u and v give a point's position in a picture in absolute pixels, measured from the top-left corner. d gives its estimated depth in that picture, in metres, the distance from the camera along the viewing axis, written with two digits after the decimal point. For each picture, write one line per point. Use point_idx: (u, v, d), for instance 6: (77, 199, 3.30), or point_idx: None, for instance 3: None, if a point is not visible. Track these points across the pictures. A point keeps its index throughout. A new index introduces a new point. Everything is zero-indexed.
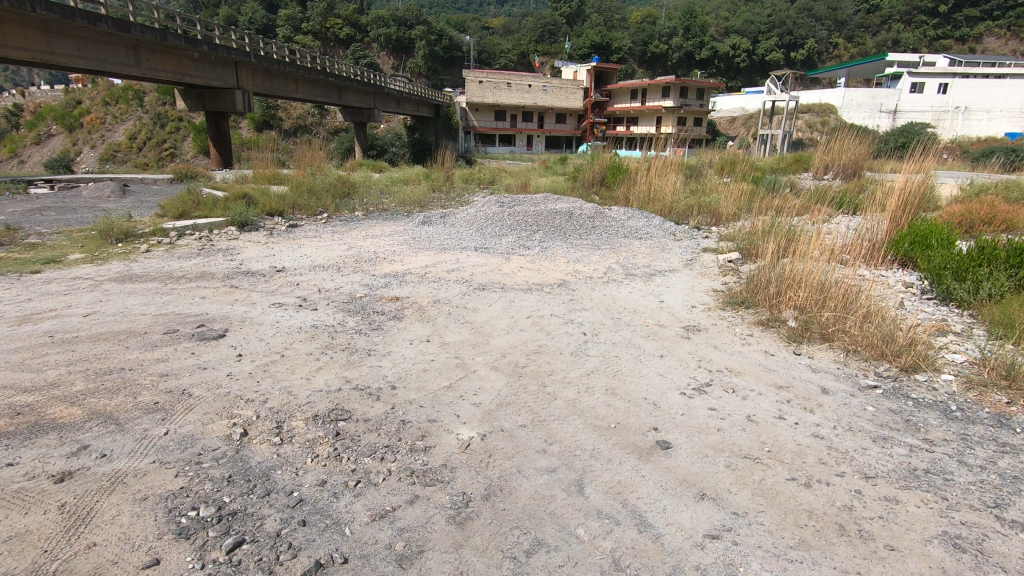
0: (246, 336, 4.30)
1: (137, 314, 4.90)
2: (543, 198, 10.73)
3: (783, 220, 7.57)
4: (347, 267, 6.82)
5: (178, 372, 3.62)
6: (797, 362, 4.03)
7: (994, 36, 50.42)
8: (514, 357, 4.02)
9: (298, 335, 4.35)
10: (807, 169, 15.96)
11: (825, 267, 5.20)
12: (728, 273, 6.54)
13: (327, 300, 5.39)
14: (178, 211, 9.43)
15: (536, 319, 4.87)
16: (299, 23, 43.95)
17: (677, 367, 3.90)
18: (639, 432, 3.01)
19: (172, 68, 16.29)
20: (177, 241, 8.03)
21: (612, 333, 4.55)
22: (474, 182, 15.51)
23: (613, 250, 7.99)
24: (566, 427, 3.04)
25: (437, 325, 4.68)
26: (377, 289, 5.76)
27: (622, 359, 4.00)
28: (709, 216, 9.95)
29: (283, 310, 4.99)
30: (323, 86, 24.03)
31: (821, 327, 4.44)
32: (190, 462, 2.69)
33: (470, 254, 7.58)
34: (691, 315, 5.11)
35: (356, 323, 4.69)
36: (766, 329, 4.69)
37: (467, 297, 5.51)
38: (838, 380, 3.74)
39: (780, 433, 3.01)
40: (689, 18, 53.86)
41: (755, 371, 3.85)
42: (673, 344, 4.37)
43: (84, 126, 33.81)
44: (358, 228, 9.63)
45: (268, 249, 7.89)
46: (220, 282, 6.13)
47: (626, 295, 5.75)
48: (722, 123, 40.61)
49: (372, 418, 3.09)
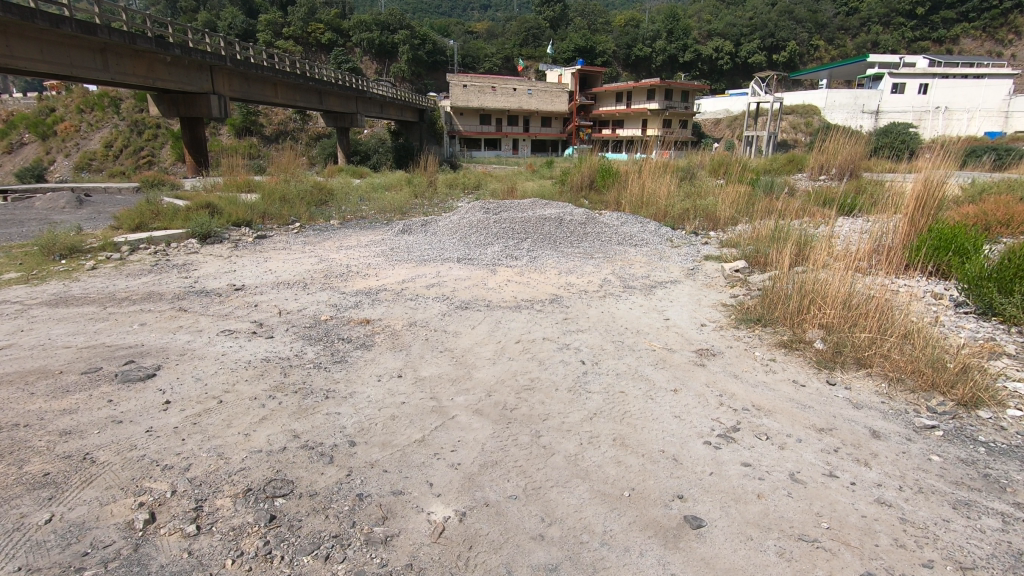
0: (182, 375, 3.58)
1: (58, 348, 4.16)
2: (531, 203, 10.10)
3: (789, 225, 7.04)
4: (315, 283, 6.16)
5: (83, 430, 2.90)
6: (834, 396, 3.44)
7: (970, 37, 51.30)
8: (501, 396, 3.36)
9: (246, 372, 3.66)
10: (801, 168, 15.58)
11: (850, 278, 4.66)
12: (736, 284, 5.94)
13: (288, 325, 4.70)
14: (134, 223, 8.66)
15: (526, 344, 4.23)
16: (280, 28, 43.24)
17: (696, 405, 3.28)
18: (660, 503, 2.38)
19: (143, 72, 15.44)
20: (129, 256, 7.29)
21: (614, 361, 3.93)
22: (459, 186, 14.89)
23: (607, 258, 7.38)
24: (567, 498, 2.39)
25: (413, 355, 4.01)
26: (345, 310, 5.09)
27: (629, 396, 3.38)
28: (706, 221, 9.42)
29: (233, 340, 4.29)
30: (304, 91, 23.23)
31: (855, 350, 3.86)
32: (67, 570, 2.00)
33: (453, 266, 6.95)
34: (702, 335, 4.50)
35: (316, 354, 4.02)
36: (790, 352, 4.10)
37: (447, 318, 4.85)
38: (889, 420, 3.12)
39: (835, 499, 2.41)
40: (672, 21, 53.72)
41: (787, 409, 3.24)
42: (686, 373, 3.75)
43: (57, 135, 32.68)
44: (333, 238, 8.94)
45: (229, 264, 7.16)
46: (167, 305, 5.42)
47: (627, 312, 5.14)
48: (707, 125, 40.43)
49: (321, 491, 2.42)
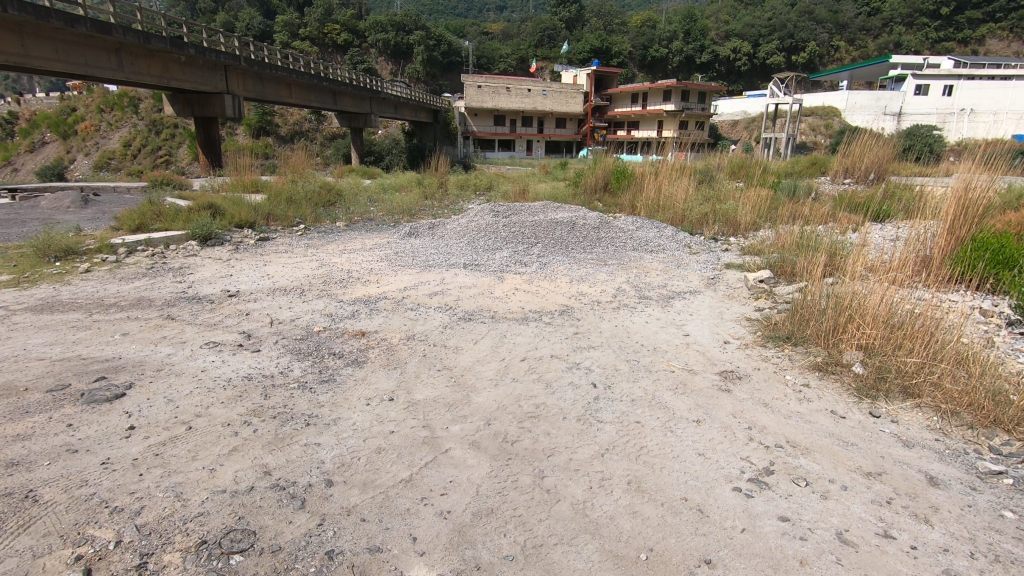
0: (152, 396, 3.26)
1: (30, 361, 3.87)
2: (542, 206, 9.73)
3: (816, 232, 6.61)
4: (312, 290, 5.85)
5: (32, 461, 2.59)
6: (880, 431, 3.03)
7: (997, 37, 49.89)
8: (501, 426, 3.00)
9: (223, 392, 3.34)
10: (824, 171, 15.06)
11: (892, 292, 4.21)
12: (761, 296, 5.51)
13: (278, 337, 4.39)
14: (135, 223, 8.46)
15: (532, 363, 3.87)
16: (296, 29, 43.36)
17: (723, 440, 2.89)
18: (684, 570, 2.00)
19: (158, 72, 15.31)
20: (125, 258, 7.07)
21: (628, 384, 3.55)
22: (470, 188, 14.63)
23: (622, 265, 7.00)
24: (572, 561, 2.04)
25: (408, 374, 3.66)
26: (340, 321, 4.76)
27: (646, 428, 2.99)
28: (726, 226, 9.03)
29: (216, 354, 3.98)
30: (318, 92, 23.07)
31: (901, 378, 3.45)
32: None
33: (458, 272, 6.60)
34: (725, 355, 4.10)
35: (302, 371, 3.69)
36: (825, 376, 3.68)
37: (448, 332, 4.49)
38: (948, 463, 2.72)
39: (895, 569, 2.02)
40: (689, 22, 52.98)
41: (828, 448, 2.83)
42: (710, 401, 3.35)
43: (78, 134, 33.01)
44: (337, 241, 8.63)
45: (227, 268, 6.90)
46: (155, 312, 5.13)
47: (641, 326, 4.76)
48: (724, 127, 39.76)
49: (285, 547, 2.08)
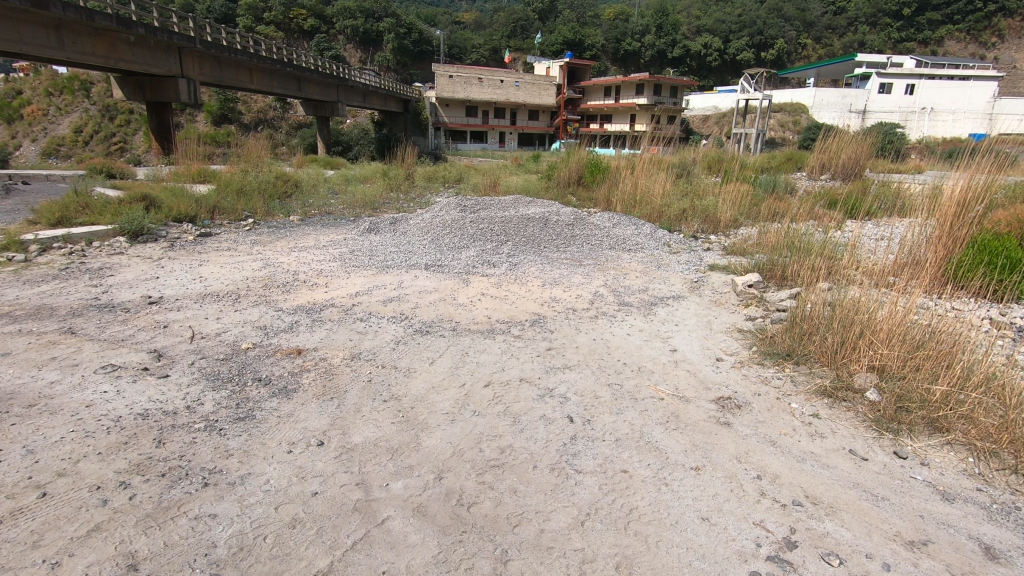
0: (6, 447, 2.52)
1: None
2: (513, 201, 9.12)
3: (804, 231, 6.14)
4: (249, 295, 5.12)
5: None
6: (911, 479, 2.52)
7: (955, 39, 51.22)
8: (457, 481, 2.40)
9: (104, 437, 2.63)
10: (799, 167, 14.86)
11: (900, 302, 3.72)
12: (751, 303, 5.02)
13: (197, 356, 3.69)
14: (55, 216, 7.54)
15: (498, 389, 3.27)
16: (260, 13, 41.53)
17: (729, 497, 2.34)
18: None
19: (103, 53, 13.97)
20: (38, 257, 6.20)
21: (611, 418, 2.97)
22: (439, 181, 13.95)
23: (598, 266, 6.45)
24: None
25: (345, 409, 3.00)
26: (275, 336, 4.06)
27: (635, 482, 2.42)
28: (706, 223, 8.58)
29: (113, 382, 3.24)
30: (281, 77, 21.80)
31: (925, 408, 2.97)
32: None
33: (419, 274, 5.94)
34: (720, 376, 3.58)
35: (215, 406, 2.99)
36: (835, 405, 3.18)
37: (400, 350, 3.84)
38: (1000, 524, 2.23)
39: None
40: (661, 16, 52.79)
41: (855, 505, 2.32)
42: (708, 440, 2.80)
43: (23, 118, 30.85)
44: (288, 238, 7.87)
45: (156, 268, 6.09)
46: (56, 324, 4.34)
47: (623, 339, 4.20)
48: (696, 121, 39.75)
49: None
